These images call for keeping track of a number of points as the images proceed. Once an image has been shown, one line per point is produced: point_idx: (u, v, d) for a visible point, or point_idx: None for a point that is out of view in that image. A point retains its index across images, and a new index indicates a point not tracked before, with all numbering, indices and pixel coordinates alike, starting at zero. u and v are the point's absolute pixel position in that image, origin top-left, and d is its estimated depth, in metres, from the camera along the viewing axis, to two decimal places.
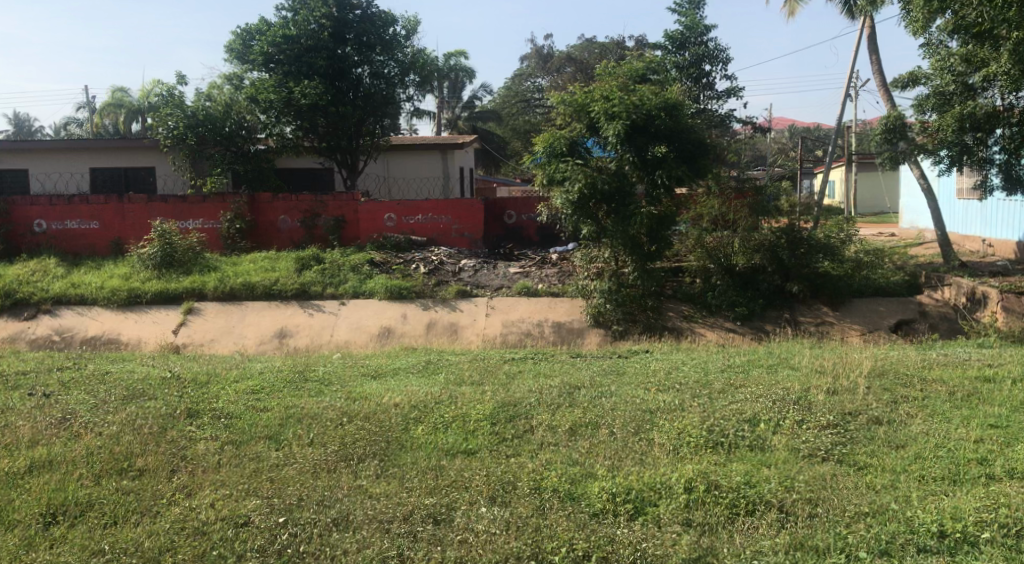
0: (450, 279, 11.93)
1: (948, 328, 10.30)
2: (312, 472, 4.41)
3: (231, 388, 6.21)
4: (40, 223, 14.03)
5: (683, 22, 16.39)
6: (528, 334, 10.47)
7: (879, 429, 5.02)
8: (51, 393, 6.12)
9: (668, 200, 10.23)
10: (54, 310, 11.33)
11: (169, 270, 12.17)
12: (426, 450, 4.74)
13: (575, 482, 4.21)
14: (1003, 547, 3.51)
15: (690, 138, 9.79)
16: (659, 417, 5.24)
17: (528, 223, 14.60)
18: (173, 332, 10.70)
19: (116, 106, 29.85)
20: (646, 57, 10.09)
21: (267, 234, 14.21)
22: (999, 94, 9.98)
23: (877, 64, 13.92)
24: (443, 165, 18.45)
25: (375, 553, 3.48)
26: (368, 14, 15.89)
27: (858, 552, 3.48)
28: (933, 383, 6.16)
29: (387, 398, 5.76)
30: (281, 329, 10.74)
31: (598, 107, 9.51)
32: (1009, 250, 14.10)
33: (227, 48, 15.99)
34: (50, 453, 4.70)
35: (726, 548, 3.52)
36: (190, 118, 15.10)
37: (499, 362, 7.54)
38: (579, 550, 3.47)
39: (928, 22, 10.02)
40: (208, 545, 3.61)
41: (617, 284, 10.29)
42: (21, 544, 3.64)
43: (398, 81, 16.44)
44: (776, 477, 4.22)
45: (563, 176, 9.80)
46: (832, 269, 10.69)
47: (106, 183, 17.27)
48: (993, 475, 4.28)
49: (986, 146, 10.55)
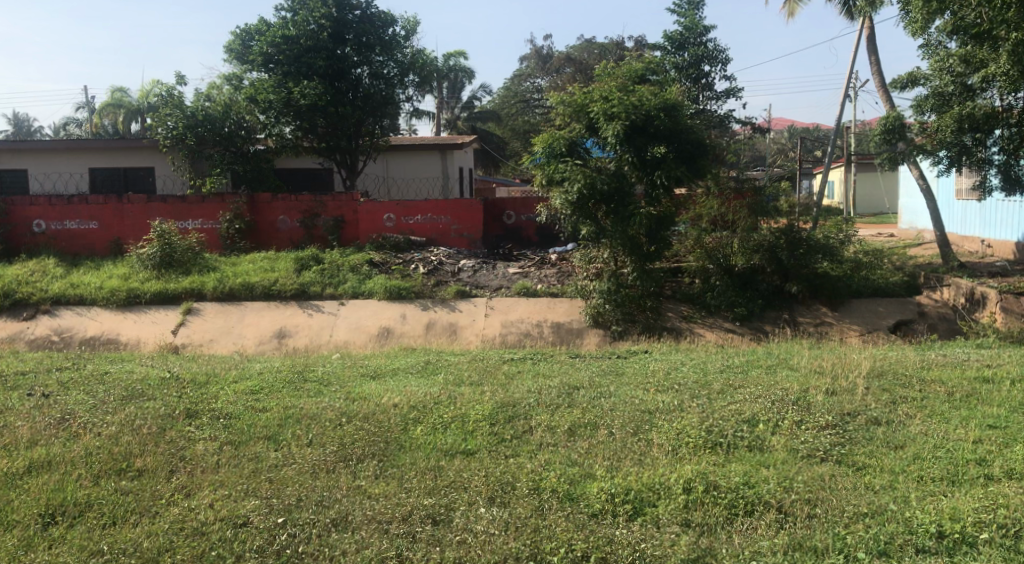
0: (450, 279, 11.95)
1: (947, 328, 10.31)
2: (311, 472, 4.41)
3: (231, 388, 6.21)
4: (39, 223, 14.02)
5: (683, 22, 16.39)
6: (528, 335, 10.47)
7: (878, 430, 5.03)
8: (51, 392, 6.13)
9: (668, 200, 10.23)
10: (53, 310, 11.32)
11: (169, 270, 12.17)
12: (425, 450, 4.74)
13: (574, 483, 4.22)
14: (1001, 547, 3.51)
15: (690, 139, 9.80)
16: (658, 418, 5.25)
17: (527, 223, 14.60)
18: (172, 332, 10.70)
19: (116, 106, 29.84)
20: (646, 58, 10.10)
21: (266, 234, 14.20)
22: (999, 94, 10.04)
23: (877, 65, 13.93)
24: (442, 165, 18.45)
25: (375, 554, 3.48)
26: (367, 15, 15.89)
27: (857, 552, 3.48)
28: (932, 384, 6.18)
29: (387, 399, 5.77)
30: (281, 329, 10.74)
31: (597, 108, 9.54)
32: (1008, 250, 14.12)
33: (226, 48, 16.00)
34: (49, 453, 4.70)
35: (726, 549, 3.53)
36: (190, 118, 15.14)
37: (498, 363, 7.54)
38: (578, 551, 3.48)
39: (928, 22, 10.03)
40: (207, 545, 3.61)
41: (616, 284, 10.26)
42: (20, 545, 3.64)
43: (397, 81, 16.43)
44: (775, 478, 4.22)
45: (562, 177, 9.81)
46: (832, 269, 10.69)
47: (105, 183, 17.27)
48: (992, 475, 4.29)
49: (985, 146, 10.56)
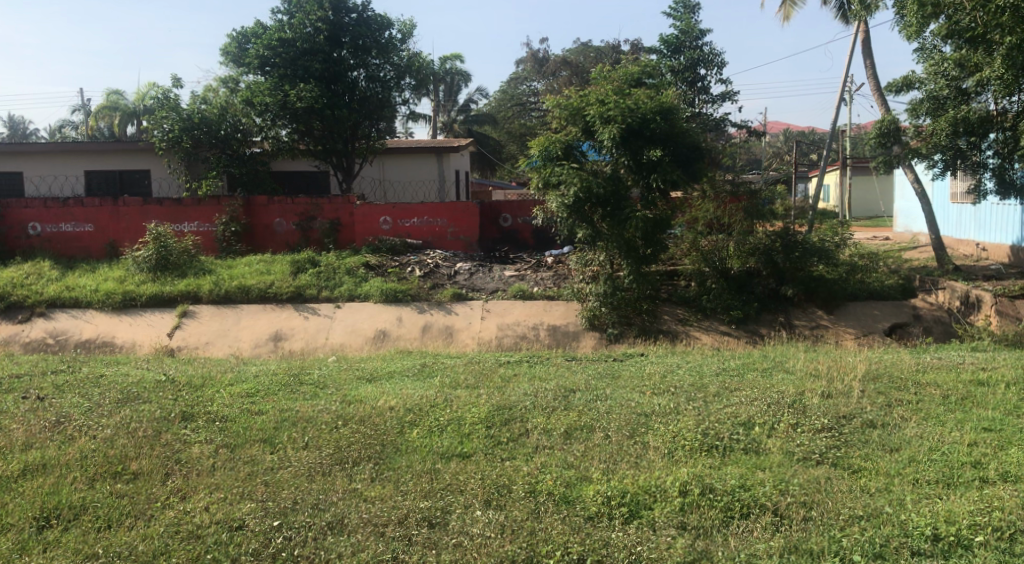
0: (446, 282, 11.94)
1: (943, 332, 10.35)
2: (307, 476, 4.40)
3: (226, 391, 6.19)
4: (34, 226, 13.97)
5: (678, 26, 16.45)
6: (523, 338, 10.49)
7: (874, 432, 5.05)
8: (46, 396, 6.09)
9: (664, 203, 10.18)
10: (49, 313, 11.29)
11: (164, 272, 12.15)
12: (420, 455, 4.72)
13: (570, 486, 4.22)
14: (996, 550, 3.53)
15: (686, 142, 9.82)
16: (654, 421, 5.23)
17: (524, 227, 14.62)
18: (167, 335, 10.67)
19: (112, 108, 29.92)
20: (642, 62, 10.14)
21: (262, 237, 14.16)
22: (992, 98, 10.00)
23: (872, 68, 14.01)
24: (439, 169, 18.50)
25: (370, 557, 3.48)
26: (363, 19, 15.94)
27: (852, 555, 3.50)
28: (926, 386, 6.20)
29: (382, 402, 5.75)
30: (276, 332, 10.72)
31: (593, 111, 9.56)
32: (1002, 254, 14.19)
33: (223, 51, 16.03)
34: (43, 457, 4.67)
35: (721, 552, 3.52)
36: (185, 121, 15.19)
37: (494, 365, 7.54)
38: (574, 553, 3.48)
39: (922, 27, 10.08)
40: (202, 548, 3.60)
41: (613, 288, 10.21)
42: (14, 548, 3.62)
43: (393, 84, 16.40)
44: (771, 481, 4.23)
45: (558, 180, 9.83)
46: (826, 273, 10.74)
47: (101, 186, 17.22)
48: (986, 478, 4.31)
49: (979, 150, 10.63)
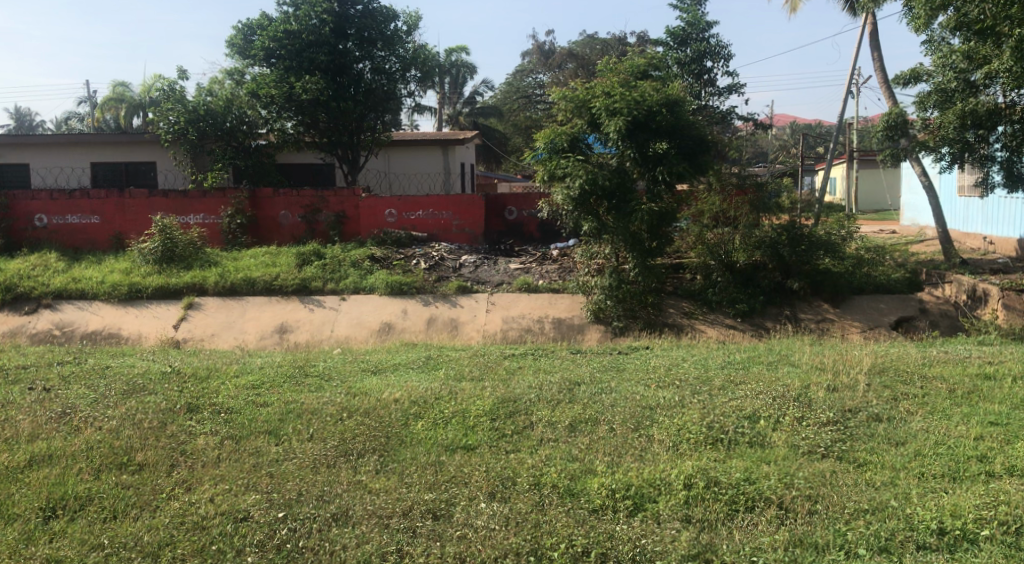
0: (451, 275, 11.90)
1: (948, 325, 10.29)
2: (311, 467, 4.41)
3: (231, 383, 6.21)
4: (41, 217, 14.04)
5: (685, 18, 16.37)
6: (528, 330, 10.48)
7: (879, 426, 5.02)
8: (51, 387, 6.12)
9: (669, 196, 10.13)
10: (55, 304, 11.35)
11: (170, 264, 12.19)
12: (426, 446, 4.73)
13: (575, 478, 4.22)
14: (1002, 544, 3.52)
15: (691, 134, 9.72)
16: (659, 414, 5.23)
17: (529, 219, 14.42)
18: (173, 327, 10.72)
19: (119, 101, 30.17)
20: (648, 53, 10.09)
21: (268, 229, 14.20)
22: (1000, 91, 9.89)
23: (879, 61, 13.89)
24: (444, 161, 18.44)
25: (375, 549, 3.48)
26: (368, 10, 15.86)
27: (858, 549, 3.49)
28: (932, 380, 6.17)
29: (387, 394, 5.75)
30: (282, 324, 10.74)
31: (599, 103, 9.47)
32: (1010, 247, 14.15)
33: (227, 43, 15.97)
34: (49, 447, 4.70)
35: (726, 545, 3.52)
36: (190, 112, 15.13)
37: (499, 358, 7.49)
38: (578, 546, 3.48)
39: (931, 18, 9.96)
40: (207, 539, 3.61)
41: (618, 280, 10.18)
42: (21, 538, 3.64)
43: (398, 77, 16.44)
44: (776, 474, 4.21)
45: (563, 173, 9.75)
46: (832, 266, 10.70)
47: (106, 178, 17.25)
48: (992, 472, 4.29)
49: (987, 143, 10.53)
